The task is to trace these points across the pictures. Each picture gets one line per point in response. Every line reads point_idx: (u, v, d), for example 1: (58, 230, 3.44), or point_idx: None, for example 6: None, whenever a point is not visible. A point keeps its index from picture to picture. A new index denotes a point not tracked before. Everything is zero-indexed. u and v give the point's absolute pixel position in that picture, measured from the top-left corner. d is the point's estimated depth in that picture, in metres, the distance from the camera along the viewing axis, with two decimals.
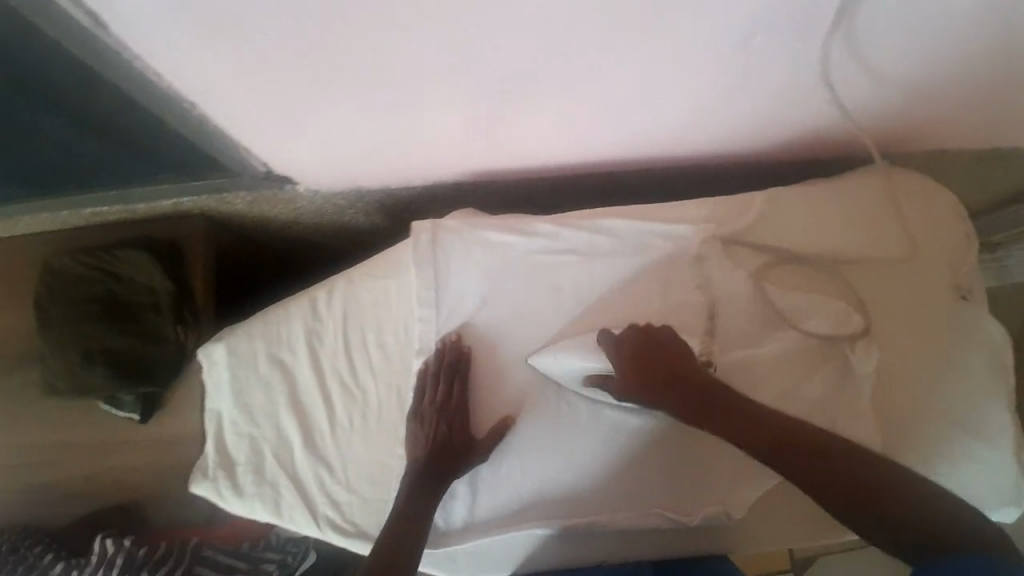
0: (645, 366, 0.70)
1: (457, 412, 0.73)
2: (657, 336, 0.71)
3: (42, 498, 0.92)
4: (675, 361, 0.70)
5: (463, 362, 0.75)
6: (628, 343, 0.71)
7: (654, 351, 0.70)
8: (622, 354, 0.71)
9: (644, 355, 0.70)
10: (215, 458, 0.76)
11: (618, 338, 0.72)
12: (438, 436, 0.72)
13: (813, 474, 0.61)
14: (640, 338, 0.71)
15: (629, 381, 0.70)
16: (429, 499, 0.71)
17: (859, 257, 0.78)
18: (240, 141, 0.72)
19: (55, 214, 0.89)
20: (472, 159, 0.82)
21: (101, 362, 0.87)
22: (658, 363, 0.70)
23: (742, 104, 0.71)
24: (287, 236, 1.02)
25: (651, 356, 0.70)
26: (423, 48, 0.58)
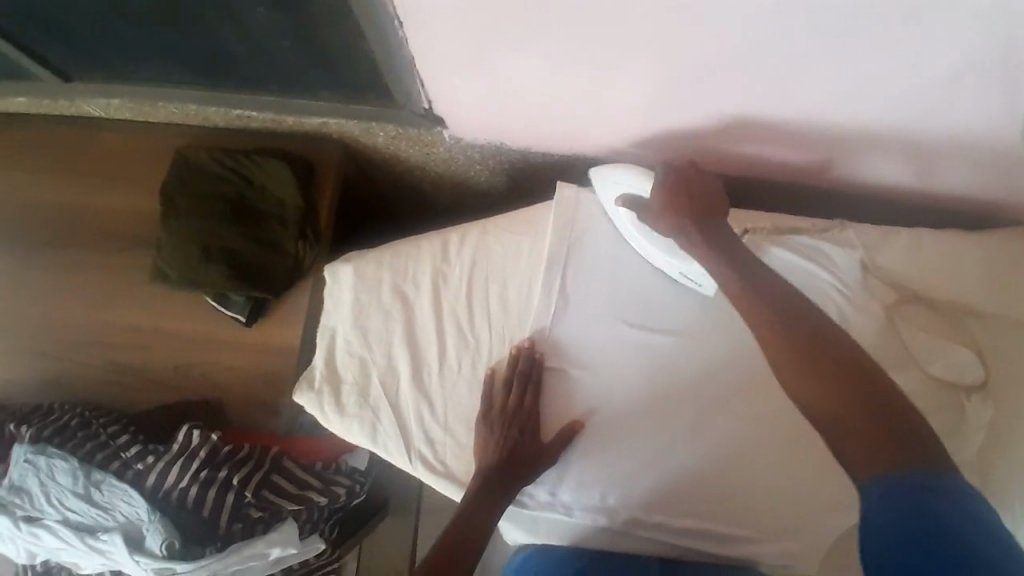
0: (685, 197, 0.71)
1: (525, 420, 0.74)
2: (706, 182, 0.73)
3: (125, 379, 0.93)
4: (714, 207, 0.70)
5: (540, 366, 0.76)
6: (681, 176, 0.73)
7: (694, 187, 0.72)
8: (668, 184, 0.72)
9: (683, 187, 0.71)
10: (323, 372, 0.79)
11: (672, 169, 0.73)
12: (508, 441, 0.73)
13: (813, 371, 0.55)
14: (689, 177, 0.72)
15: (665, 211, 0.71)
16: (494, 507, 0.71)
17: (993, 313, 0.77)
18: (420, 71, 0.73)
19: (205, 108, 0.91)
20: (626, 141, 0.83)
21: (218, 257, 0.87)
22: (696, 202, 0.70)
23: (919, 134, 0.71)
24: (407, 181, 1.03)
25: (687, 191, 0.71)
26: (652, 12, 0.58)
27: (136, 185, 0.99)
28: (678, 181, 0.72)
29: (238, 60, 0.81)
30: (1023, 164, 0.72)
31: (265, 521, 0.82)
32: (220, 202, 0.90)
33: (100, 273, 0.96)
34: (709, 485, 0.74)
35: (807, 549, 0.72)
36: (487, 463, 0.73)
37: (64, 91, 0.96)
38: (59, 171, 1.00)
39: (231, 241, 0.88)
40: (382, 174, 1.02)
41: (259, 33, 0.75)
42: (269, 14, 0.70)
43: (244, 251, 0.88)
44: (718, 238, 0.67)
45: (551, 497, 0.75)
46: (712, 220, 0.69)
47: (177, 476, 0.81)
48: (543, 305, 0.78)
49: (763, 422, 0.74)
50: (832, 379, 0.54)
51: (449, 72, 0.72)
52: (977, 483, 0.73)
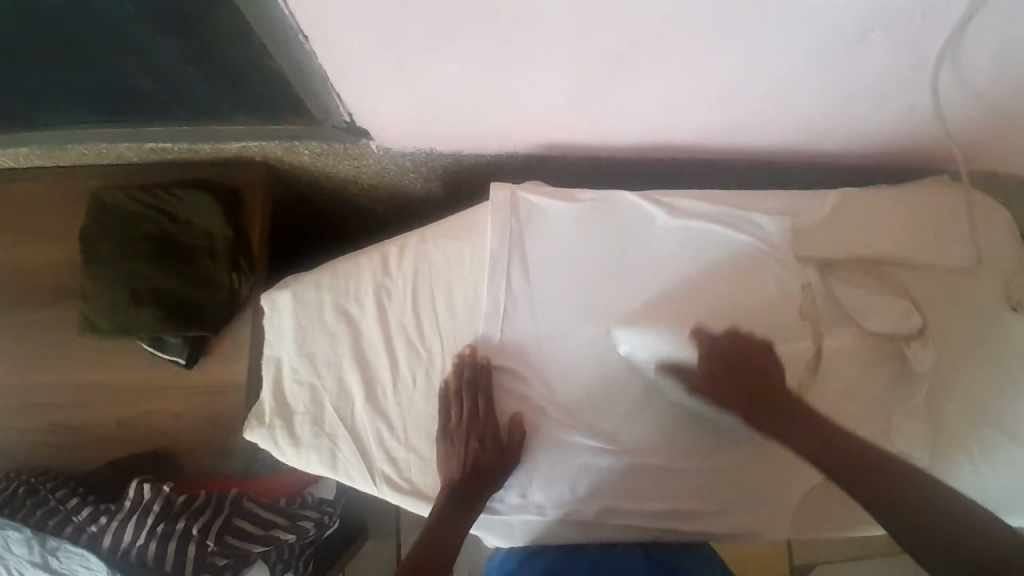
0: (726, 372, 0.70)
1: (488, 428, 0.72)
2: (756, 354, 0.71)
3: (65, 440, 0.88)
4: (768, 395, 0.70)
5: (490, 369, 0.74)
6: (727, 346, 0.71)
7: (742, 367, 0.70)
8: (714, 358, 0.71)
9: (732, 362, 0.70)
10: (273, 405, 0.76)
11: (714, 338, 0.71)
12: (469, 453, 0.71)
13: (877, 498, 0.63)
14: (739, 344, 0.71)
15: (704, 385, 0.71)
16: (462, 518, 0.70)
17: (924, 262, 0.80)
18: (335, 85, 0.71)
19: (116, 144, 0.87)
20: (556, 135, 0.82)
21: (148, 299, 0.83)
22: (750, 382, 0.70)
23: (835, 97, 0.72)
24: (342, 196, 1.00)
25: (740, 366, 0.70)
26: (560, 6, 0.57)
27: (54, 234, 0.93)
28: (729, 356, 0.70)
29: (143, 93, 0.77)
30: (936, 118, 0.75)
31: (231, 567, 0.79)
32: (143, 241, 0.86)
33: (25, 332, 0.91)
34: (673, 465, 0.74)
35: (776, 512, 0.74)
36: (452, 478, 0.71)
37: None
38: None
39: (159, 280, 0.84)
40: (316, 192, 0.99)
41: (157, 63, 0.71)
42: (165, 43, 0.67)
43: (173, 289, 0.84)
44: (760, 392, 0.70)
45: (522, 499, 0.74)
46: (771, 402, 0.70)
47: (133, 534, 0.77)
48: (492, 307, 0.76)
49: None
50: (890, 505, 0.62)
51: (365, 83, 0.70)
52: (928, 425, 0.75)
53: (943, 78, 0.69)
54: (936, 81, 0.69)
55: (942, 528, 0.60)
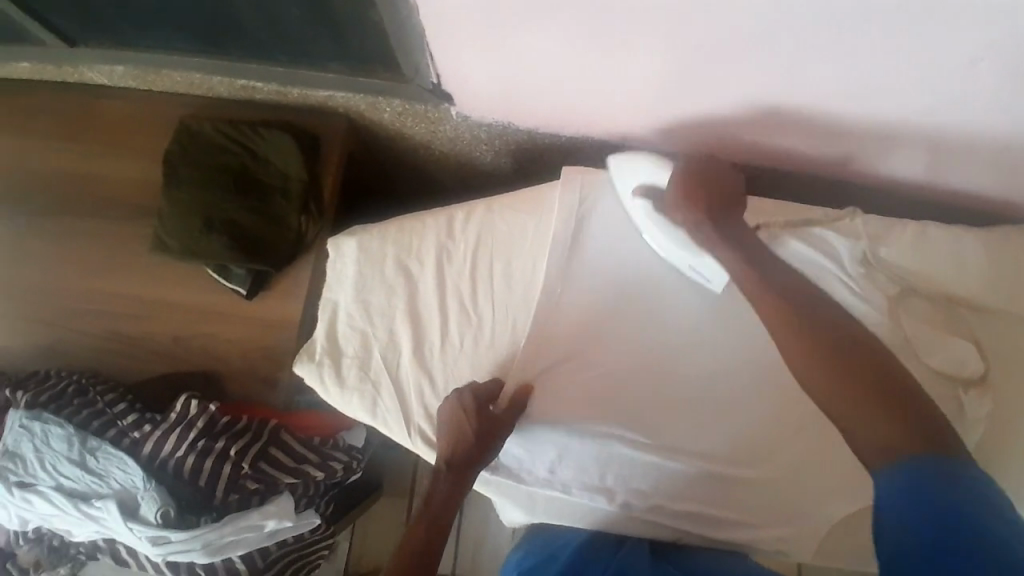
0: (702, 190, 0.71)
1: (472, 403, 0.71)
2: (728, 187, 0.72)
3: (122, 349, 0.93)
4: (731, 211, 0.70)
5: (536, 342, 0.76)
6: (696, 168, 0.73)
7: (714, 182, 0.72)
8: (688, 174, 0.72)
9: (707, 178, 0.72)
10: (325, 345, 0.79)
11: (686, 164, 0.73)
12: (462, 434, 0.70)
13: (848, 383, 0.56)
14: (705, 171, 0.72)
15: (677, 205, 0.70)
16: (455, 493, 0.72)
17: (994, 307, 0.77)
18: (429, 45, 0.72)
19: (212, 78, 0.91)
20: (634, 125, 0.82)
21: (221, 228, 0.87)
22: (716, 199, 0.70)
23: (928, 126, 0.71)
24: (411, 158, 1.02)
25: (711, 185, 0.71)
26: None
27: (138, 154, 0.98)
28: (697, 171, 0.72)
29: (246, 29, 0.80)
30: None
31: (261, 493, 0.83)
32: (222, 172, 0.89)
33: (100, 242, 0.96)
34: (703, 468, 0.74)
35: (802, 532, 0.73)
36: (444, 457, 0.71)
37: (68, 57, 0.95)
38: (60, 138, 0.99)
39: (233, 212, 0.88)
40: (388, 151, 1.01)
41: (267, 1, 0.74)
42: None
43: (246, 222, 0.87)
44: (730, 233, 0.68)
45: (551, 475, 0.75)
46: (732, 217, 0.70)
47: (174, 445, 0.82)
48: (548, 286, 0.77)
49: (761, 413, 0.75)
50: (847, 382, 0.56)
51: (458, 47, 0.71)
52: None
53: None
54: None
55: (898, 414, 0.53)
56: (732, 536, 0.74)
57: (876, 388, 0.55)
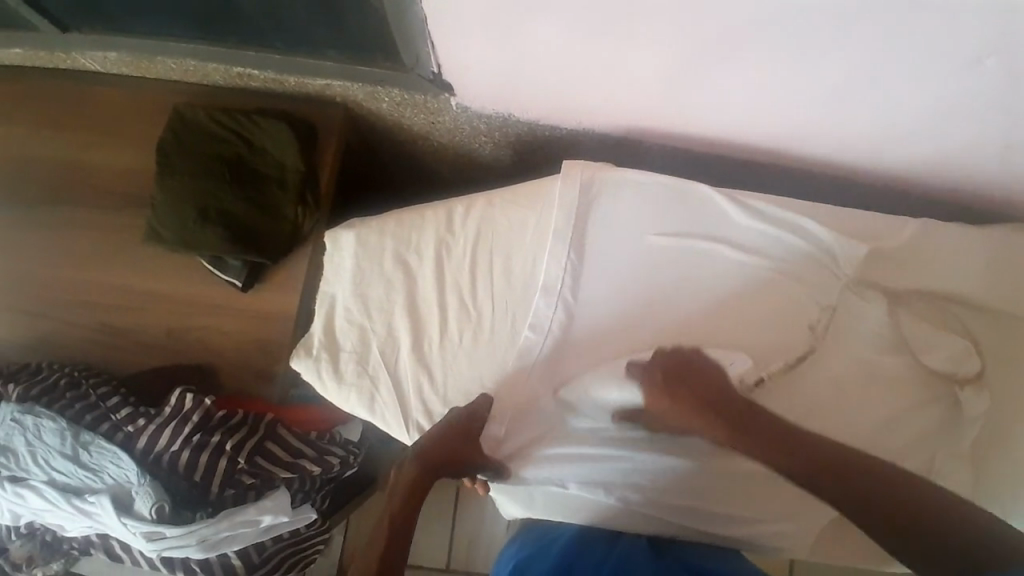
0: (678, 387, 0.68)
1: (460, 413, 0.72)
2: (702, 362, 0.70)
3: (115, 341, 0.91)
4: (717, 398, 0.68)
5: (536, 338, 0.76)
6: (660, 366, 0.70)
7: (689, 375, 0.69)
8: (653, 379, 0.70)
9: (676, 378, 0.69)
10: (323, 339, 0.78)
11: (645, 367, 0.71)
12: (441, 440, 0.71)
13: (876, 514, 0.57)
14: (676, 361, 0.70)
15: (666, 410, 0.69)
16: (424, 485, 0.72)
17: (995, 305, 0.76)
18: (431, 35, 0.71)
19: (206, 64, 0.89)
20: (637, 119, 0.81)
21: (216, 219, 0.85)
22: (698, 391, 0.68)
23: (935, 125, 0.70)
24: (410, 149, 1.00)
25: (683, 382, 0.69)
26: None
27: (131, 142, 0.95)
28: (665, 372, 0.69)
29: (242, 12, 0.78)
30: None
31: (256, 488, 0.82)
32: (218, 161, 0.88)
33: (92, 233, 0.94)
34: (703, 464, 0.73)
35: (802, 528, 0.73)
36: (420, 450, 0.72)
37: (60, 41, 0.93)
38: (51, 125, 0.97)
39: (229, 203, 0.86)
40: (387, 142, 0.99)
41: None
42: None
43: (241, 213, 0.86)
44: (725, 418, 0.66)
45: (550, 473, 0.73)
46: (717, 401, 0.68)
47: (168, 440, 0.80)
48: (549, 283, 0.76)
49: None
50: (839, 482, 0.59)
51: (462, 38, 0.70)
52: (970, 470, 0.74)
53: None
54: None
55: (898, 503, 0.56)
56: (731, 534, 0.73)
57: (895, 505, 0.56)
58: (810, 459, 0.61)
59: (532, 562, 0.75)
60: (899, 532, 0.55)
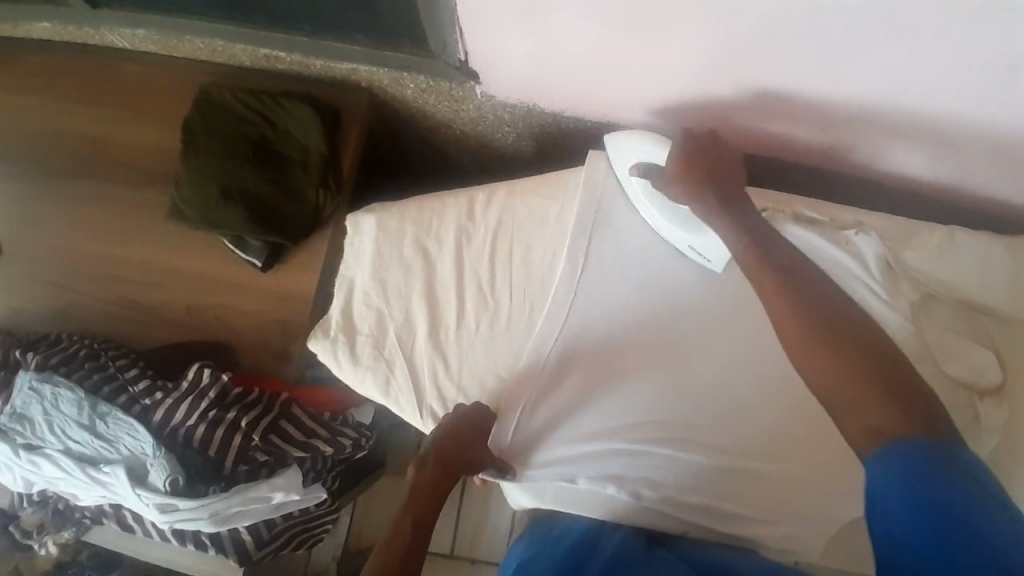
0: (697, 167, 0.68)
1: (470, 409, 0.72)
2: (724, 155, 0.69)
3: (137, 315, 0.93)
4: (735, 194, 0.67)
5: (552, 329, 0.76)
6: (696, 144, 0.69)
7: (712, 160, 0.69)
8: (687, 150, 0.69)
9: (701, 157, 0.69)
10: (340, 322, 0.78)
11: (689, 137, 0.70)
12: (455, 437, 0.70)
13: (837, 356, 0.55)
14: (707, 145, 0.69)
15: (675, 179, 0.68)
16: (444, 488, 0.69)
17: (1015, 317, 0.75)
18: (461, 22, 0.71)
19: (234, 45, 0.89)
20: (663, 114, 0.80)
21: (239, 199, 0.86)
22: (712, 180, 0.67)
23: (967, 131, 0.69)
24: (432, 136, 1.00)
25: (706, 163, 0.68)
26: None
27: (157, 119, 0.96)
28: (695, 149, 0.69)
29: None
30: None
31: (269, 465, 0.83)
32: (243, 141, 0.89)
33: (116, 208, 0.95)
34: (716, 461, 0.73)
35: (811, 531, 0.73)
36: (437, 446, 0.70)
37: (91, 17, 0.94)
38: (79, 100, 0.98)
39: (251, 183, 0.87)
40: (409, 127, 0.99)
41: None
42: None
43: (264, 193, 0.87)
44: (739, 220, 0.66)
45: (561, 464, 0.74)
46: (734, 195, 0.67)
47: (185, 413, 0.82)
48: (567, 274, 0.77)
49: (776, 412, 0.74)
50: (815, 345, 0.56)
51: (491, 25, 0.70)
52: None
53: None
54: None
55: (868, 384, 0.53)
56: (743, 533, 0.73)
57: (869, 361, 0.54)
58: (795, 303, 0.58)
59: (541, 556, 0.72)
60: (856, 380, 0.53)
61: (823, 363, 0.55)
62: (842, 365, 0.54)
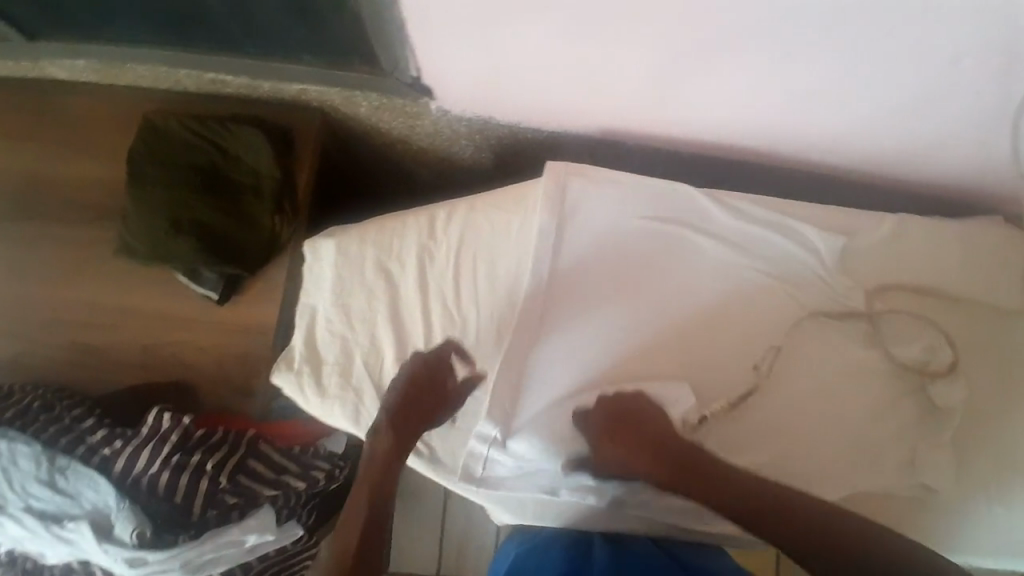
0: (624, 444, 0.70)
1: (417, 370, 0.72)
2: (645, 404, 0.71)
3: (90, 359, 0.88)
4: (665, 448, 0.69)
5: (508, 381, 0.73)
6: (606, 412, 0.71)
7: (629, 424, 0.70)
8: (605, 426, 0.71)
9: (620, 426, 0.70)
10: (303, 352, 0.75)
11: (587, 416, 0.72)
12: (406, 405, 0.70)
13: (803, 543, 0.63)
14: (619, 405, 0.71)
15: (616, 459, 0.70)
16: (405, 448, 0.71)
17: (966, 298, 0.78)
18: (410, 38, 0.69)
19: (177, 70, 0.86)
20: (620, 121, 0.80)
21: (191, 230, 0.83)
22: (645, 443, 0.70)
23: (915, 122, 0.70)
24: (390, 154, 0.98)
25: (629, 429, 0.70)
26: None
27: (101, 152, 0.92)
28: (608, 420, 0.71)
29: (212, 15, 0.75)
30: (1012, 157, 0.73)
31: (240, 507, 0.78)
32: (191, 170, 0.85)
33: (61, 248, 0.90)
34: None
35: None
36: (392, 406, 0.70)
37: (22, 50, 0.89)
38: (15, 137, 0.93)
39: (202, 213, 0.84)
40: (365, 146, 0.97)
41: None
42: None
43: (216, 223, 0.84)
44: (671, 453, 0.69)
45: (538, 479, 0.73)
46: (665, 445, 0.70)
47: (146, 461, 0.78)
48: (534, 287, 0.75)
49: (747, 410, 0.75)
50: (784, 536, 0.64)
51: (441, 40, 0.68)
52: (954, 464, 0.74)
53: None
54: (1021, 117, 0.67)
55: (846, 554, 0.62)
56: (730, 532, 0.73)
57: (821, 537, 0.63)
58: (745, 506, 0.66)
59: (530, 556, 0.73)
60: (825, 555, 0.62)
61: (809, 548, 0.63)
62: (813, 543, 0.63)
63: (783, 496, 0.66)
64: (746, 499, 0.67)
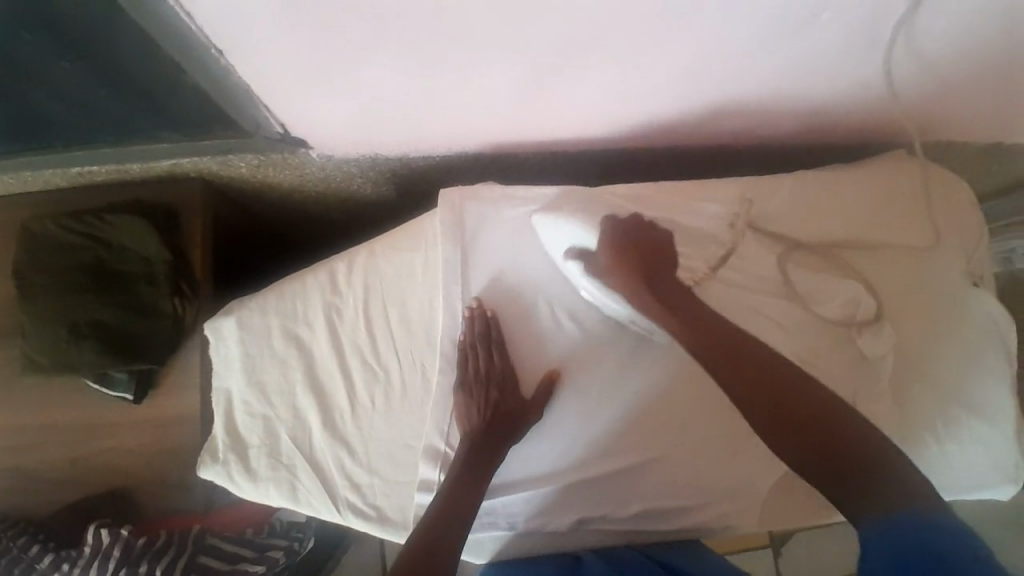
0: (633, 258, 0.67)
1: (484, 351, 0.71)
2: (648, 230, 0.69)
3: (15, 488, 0.84)
4: (682, 287, 0.67)
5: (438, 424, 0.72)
6: (626, 231, 0.68)
7: (645, 249, 0.68)
8: (615, 242, 0.68)
9: (632, 245, 0.68)
10: (226, 440, 0.74)
11: (615, 226, 0.68)
12: (487, 402, 0.70)
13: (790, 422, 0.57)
14: (637, 230, 0.69)
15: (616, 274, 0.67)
16: (489, 472, 0.68)
17: (876, 239, 0.77)
18: (262, 100, 0.65)
19: (37, 172, 0.80)
20: (501, 136, 0.78)
21: (91, 336, 0.79)
22: (654, 272, 0.67)
23: (785, 86, 0.70)
24: (290, 206, 0.95)
25: (640, 249, 0.68)
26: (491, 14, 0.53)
27: None
28: (626, 240, 0.68)
29: (52, 119, 0.70)
30: (886, 100, 0.73)
31: None
32: (80, 272, 0.81)
33: None
34: (643, 462, 0.72)
35: (748, 507, 0.72)
36: (477, 400, 0.70)
37: None
38: None
39: (100, 314, 0.80)
40: (262, 202, 0.93)
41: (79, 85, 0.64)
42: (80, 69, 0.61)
43: (115, 321, 0.80)
44: (674, 297, 0.66)
45: (491, 514, 0.73)
46: (666, 278, 0.67)
47: None
48: (449, 322, 0.73)
49: (685, 406, 0.73)
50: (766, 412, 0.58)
51: (293, 96, 0.65)
52: (895, 409, 0.74)
53: (895, 60, 0.66)
54: (886, 65, 0.67)
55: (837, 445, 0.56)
56: (685, 527, 0.73)
57: (815, 418, 0.57)
58: (716, 357, 0.62)
59: None
60: (812, 441, 0.56)
61: (791, 433, 0.57)
62: (798, 425, 0.57)
63: (762, 360, 0.61)
64: (726, 349, 0.62)
